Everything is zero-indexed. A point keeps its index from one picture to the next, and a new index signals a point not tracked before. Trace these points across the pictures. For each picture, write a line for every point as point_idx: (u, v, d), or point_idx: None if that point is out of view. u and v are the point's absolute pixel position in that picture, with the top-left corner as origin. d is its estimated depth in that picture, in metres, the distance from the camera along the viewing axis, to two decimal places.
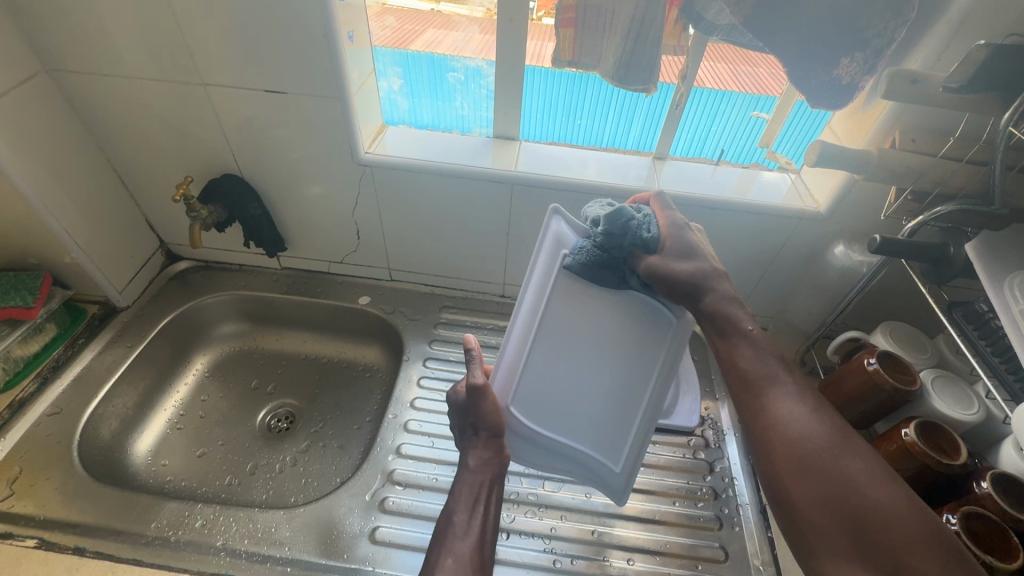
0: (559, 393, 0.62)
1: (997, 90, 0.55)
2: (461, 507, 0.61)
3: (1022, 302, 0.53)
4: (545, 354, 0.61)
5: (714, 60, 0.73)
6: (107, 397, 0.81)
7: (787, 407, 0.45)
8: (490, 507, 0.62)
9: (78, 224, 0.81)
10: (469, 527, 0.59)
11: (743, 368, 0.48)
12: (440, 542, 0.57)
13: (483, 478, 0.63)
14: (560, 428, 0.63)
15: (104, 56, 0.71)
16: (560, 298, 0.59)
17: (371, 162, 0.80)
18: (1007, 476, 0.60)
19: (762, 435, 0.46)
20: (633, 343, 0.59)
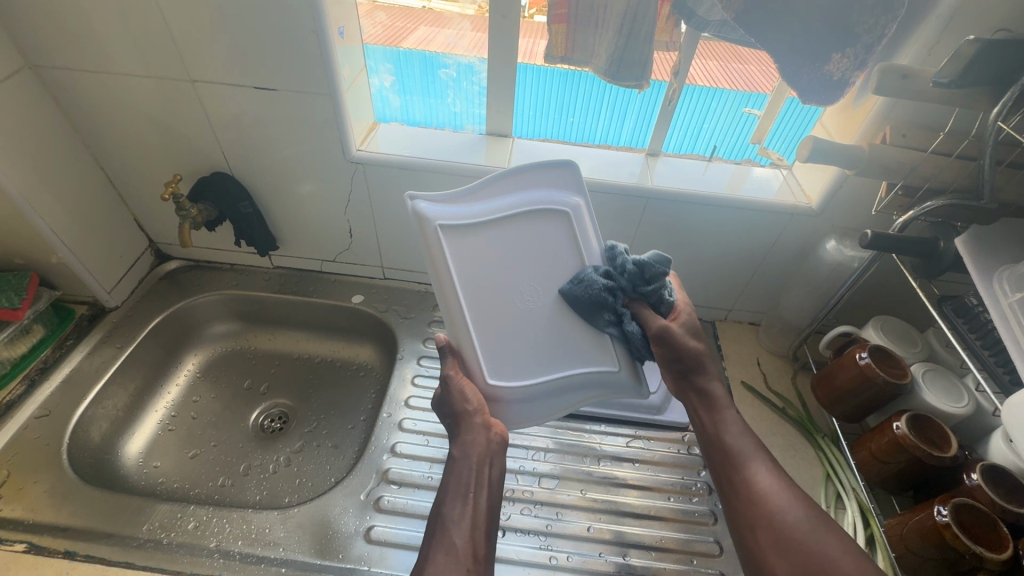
0: (528, 339, 0.63)
1: (986, 85, 0.55)
2: (454, 496, 0.58)
3: (1013, 294, 0.54)
4: (490, 319, 0.62)
5: (706, 57, 0.74)
6: (97, 399, 0.80)
7: (761, 477, 0.58)
8: (482, 491, 0.59)
9: (65, 223, 0.79)
10: (461, 512, 0.57)
11: (727, 444, 0.62)
12: (433, 536, 0.55)
13: (469, 459, 0.59)
14: (544, 367, 0.63)
15: (90, 53, 0.70)
16: (473, 264, 0.63)
17: (363, 160, 0.80)
18: (997, 467, 0.60)
19: (742, 503, 0.58)
20: (552, 254, 0.65)
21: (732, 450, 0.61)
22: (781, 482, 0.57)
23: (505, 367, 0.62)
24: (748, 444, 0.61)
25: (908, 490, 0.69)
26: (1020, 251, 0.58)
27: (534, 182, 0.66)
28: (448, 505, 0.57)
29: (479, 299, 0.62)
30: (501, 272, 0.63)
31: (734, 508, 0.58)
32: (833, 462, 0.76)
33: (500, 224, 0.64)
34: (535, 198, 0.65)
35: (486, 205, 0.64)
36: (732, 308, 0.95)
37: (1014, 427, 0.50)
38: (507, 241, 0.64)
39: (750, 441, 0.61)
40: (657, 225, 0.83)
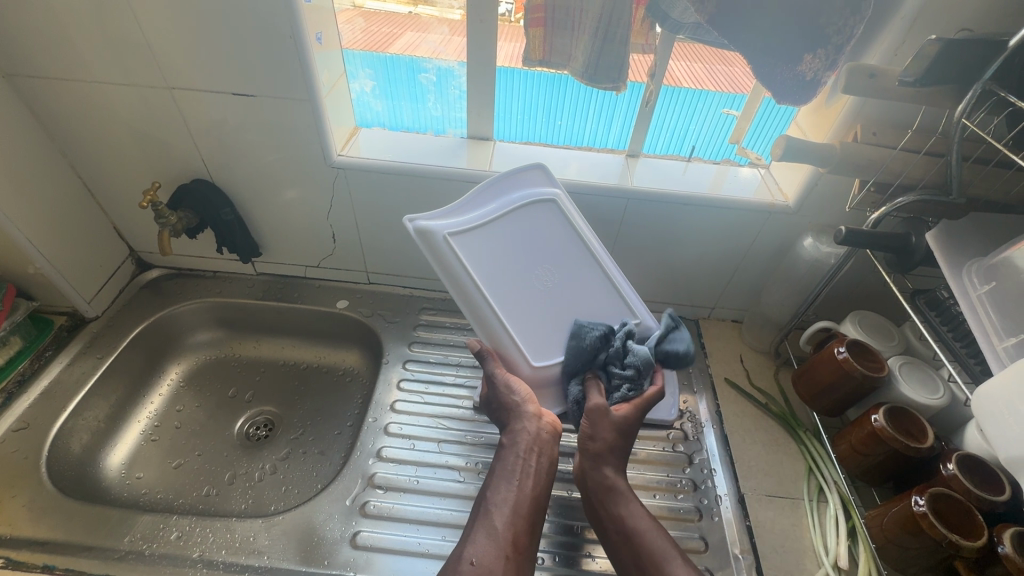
0: (556, 320, 0.66)
1: (951, 83, 0.57)
2: (500, 481, 0.62)
3: (980, 287, 0.55)
4: (516, 312, 0.64)
5: (689, 60, 0.75)
6: (77, 411, 0.79)
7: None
8: (529, 478, 0.62)
9: (42, 233, 0.78)
10: (506, 497, 0.60)
11: (642, 540, 0.60)
12: (477, 518, 0.59)
13: (518, 445, 0.63)
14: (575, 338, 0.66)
15: (65, 60, 0.70)
16: (490, 261, 0.64)
17: (344, 165, 0.80)
18: (972, 457, 0.62)
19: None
20: (551, 234, 0.69)
21: (647, 548, 0.60)
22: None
23: (542, 350, 0.64)
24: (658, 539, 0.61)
25: (888, 482, 0.70)
26: (988, 244, 0.59)
27: (511, 188, 0.69)
28: (493, 490, 0.61)
29: (503, 295, 0.64)
30: (516, 262, 0.66)
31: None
32: (816, 456, 0.77)
33: (505, 220, 0.67)
34: (526, 194, 0.69)
35: (484, 209, 0.66)
36: (715, 306, 0.96)
37: (985, 417, 0.51)
38: (513, 235, 0.67)
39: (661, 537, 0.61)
40: (638, 226, 0.84)
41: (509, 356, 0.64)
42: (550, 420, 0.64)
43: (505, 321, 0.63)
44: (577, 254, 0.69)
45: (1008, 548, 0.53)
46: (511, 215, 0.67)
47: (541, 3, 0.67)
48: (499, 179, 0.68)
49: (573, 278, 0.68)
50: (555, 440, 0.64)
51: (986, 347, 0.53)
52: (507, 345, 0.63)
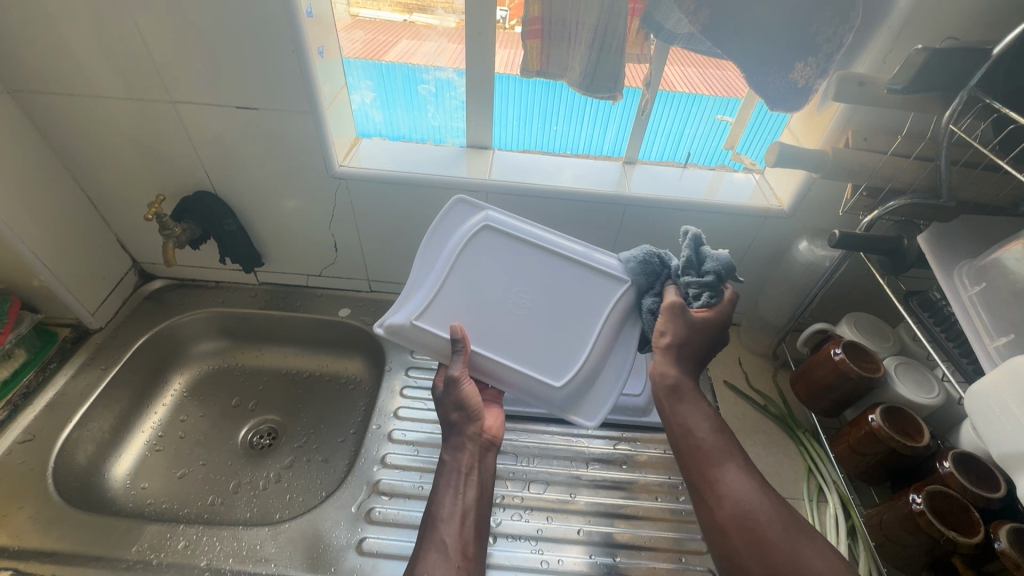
0: (548, 334, 0.65)
1: (938, 90, 0.58)
2: (445, 495, 0.62)
3: (971, 288, 0.57)
4: (506, 346, 0.64)
5: (679, 65, 0.76)
6: (81, 422, 0.80)
7: (733, 480, 0.59)
8: (473, 490, 0.63)
9: (47, 246, 0.79)
10: (452, 511, 0.60)
11: (699, 440, 0.62)
12: (425, 535, 0.59)
13: (460, 461, 0.64)
14: (577, 338, 0.65)
15: (71, 76, 0.71)
16: (459, 305, 0.65)
17: (346, 175, 0.81)
18: (967, 454, 0.63)
19: (711, 500, 0.58)
20: (515, 255, 0.68)
21: (706, 447, 0.61)
22: (753, 482, 0.58)
23: (544, 370, 0.63)
24: (719, 441, 0.62)
25: (886, 481, 0.71)
26: (978, 245, 0.61)
27: (462, 217, 0.70)
28: (439, 504, 0.61)
29: (488, 343, 0.64)
30: (489, 296, 0.65)
31: (706, 504, 0.59)
32: (815, 457, 0.78)
33: (458, 261, 0.66)
34: (468, 223, 0.69)
35: (433, 272, 0.67)
36: None
37: (977, 415, 0.52)
38: (476, 269, 0.66)
39: (722, 439, 0.62)
40: (636, 231, 0.85)
41: (528, 387, 0.63)
42: (496, 428, 0.69)
43: (492, 360, 0.63)
44: (546, 264, 0.68)
45: (1004, 544, 0.53)
46: (471, 246, 0.67)
47: (538, 15, 0.68)
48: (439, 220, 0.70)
49: (546, 289, 0.66)
50: (494, 451, 0.68)
51: (979, 347, 0.54)
52: (519, 378, 0.63)
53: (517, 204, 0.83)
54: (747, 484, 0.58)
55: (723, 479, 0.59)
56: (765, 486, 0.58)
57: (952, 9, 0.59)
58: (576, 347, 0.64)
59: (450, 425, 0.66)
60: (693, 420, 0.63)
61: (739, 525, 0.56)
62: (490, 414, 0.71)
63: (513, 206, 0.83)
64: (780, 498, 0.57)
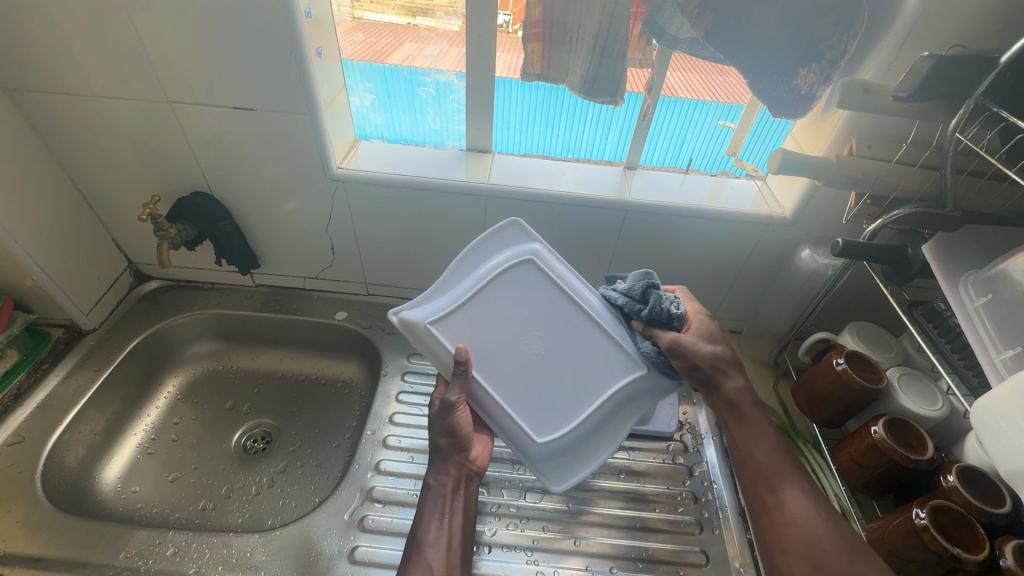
0: (553, 389, 0.63)
1: (944, 98, 0.57)
2: (429, 519, 0.61)
3: (978, 299, 0.55)
4: (507, 390, 0.63)
5: (682, 70, 0.76)
6: (72, 424, 0.79)
7: (798, 503, 0.53)
8: (457, 517, 0.62)
9: (40, 246, 0.78)
10: (438, 536, 0.59)
11: (757, 458, 0.57)
12: (409, 560, 0.57)
13: (446, 486, 0.63)
14: (574, 410, 0.63)
15: (66, 74, 0.70)
16: (476, 332, 0.63)
17: (343, 177, 0.80)
18: (971, 468, 0.62)
19: (770, 523, 0.54)
20: (549, 297, 0.65)
21: (765, 468, 0.56)
22: (814, 509, 0.53)
23: (531, 428, 0.62)
24: (779, 464, 0.56)
25: (888, 493, 0.69)
26: (983, 256, 0.60)
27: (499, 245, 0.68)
28: (423, 528, 0.60)
29: (492, 379, 0.63)
30: (508, 336, 0.63)
31: (763, 529, 0.54)
32: (815, 468, 0.76)
33: (489, 289, 0.64)
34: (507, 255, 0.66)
35: (460, 291, 0.65)
36: (714, 316, 0.97)
37: (983, 430, 0.51)
38: (501, 301, 0.64)
39: (783, 459, 0.56)
40: (637, 238, 0.84)
41: (511, 435, 0.63)
42: (483, 458, 0.68)
43: (489, 396, 0.62)
44: (575, 314, 0.65)
45: (1010, 561, 0.53)
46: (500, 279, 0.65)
47: (539, 19, 0.67)
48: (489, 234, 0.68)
49: (566, 340, 0.64)
50: (477, 480, 0.67)
51: (984, 360, 0.53)
52: (506, 426, 0.63)
53: (516, 209, 0.82)
54: (811, 507, 0.53)
55: (787, 503, 0.54)
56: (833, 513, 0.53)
57: (958, 16, 0.58)
58: (572, 416, 0.63)
59: (437, 450, 0.64)
60: (753, 445, 0.58)
61: (799, 551, 0.51)
62: (478, 443, 0.69)
63: (512, 210, 0.82)
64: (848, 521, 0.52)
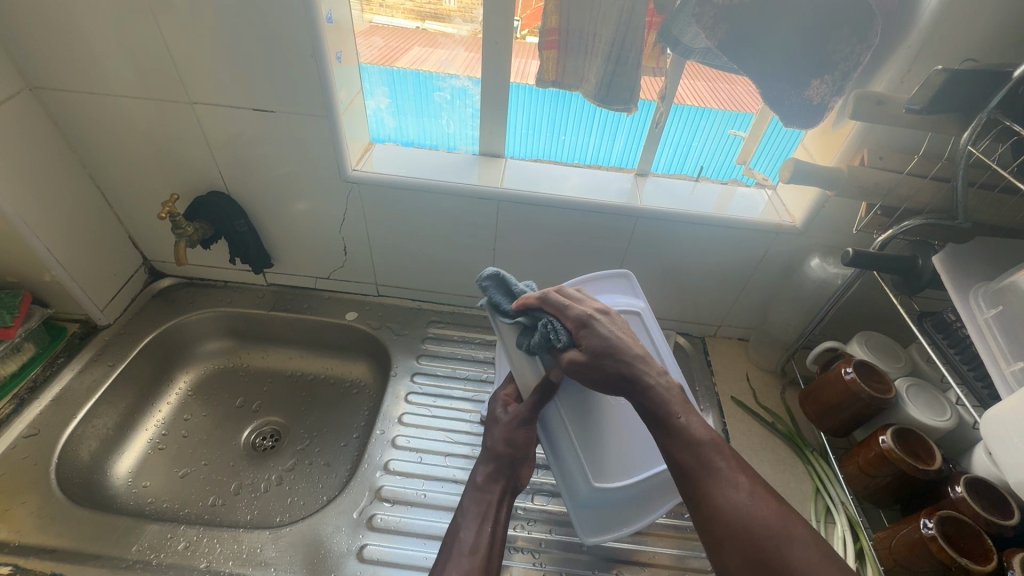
0: (621, 436, 0.65)
1: (956, 111, 0.58)
2: (469, 523, 0.64)
3: (988, 310, 0.56)
4: (578, 420, 0.65)
5: (693, 78, 0.76)
6: (86, 418, 0.80)
7: (728, 495, 0.50)
8: (499, 527, 0.65)
9: (60, 241, 0.80)
10: (475, 541, 0.62)
11: (680, 449, 0.54)
12: (448, 559, 0.60)
13: (494, 494, 0.67)
14: (633, 468, 0.64)
15: (91, 74, 0.72)
16: None
17: (358, 179, 0.81)
18: (979, 480, 0.62)
19: (703, 522, 0.51)
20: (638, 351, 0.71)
21: (687, 464, 0.53)
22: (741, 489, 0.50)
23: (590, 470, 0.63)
24: (695, 457, 0.53)
25: (896, 503, 0.69)
26: (994, 268, 0.60)
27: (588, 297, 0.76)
28: (465, 530, 0.63)
29: (569, 405, 0.66)
30: None
31: (700, 524, 0.51)
32: (823, 476, 0.77)
33: None
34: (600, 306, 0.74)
35: None
36: (721, 324, 0.97)
37: (992, 440, 0.51)
38: None
39: (703, 442, 0.54)
40: (646, 244, 0.85)
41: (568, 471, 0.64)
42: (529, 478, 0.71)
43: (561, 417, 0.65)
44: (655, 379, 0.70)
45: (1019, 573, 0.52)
46: None
47: (556, 26, 0.68)
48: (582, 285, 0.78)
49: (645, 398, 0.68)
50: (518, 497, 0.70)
51: (995, 371, 0.53)
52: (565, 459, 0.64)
53: (528, 213, 0.83)
54: (740, 495, 0.50)
55: (716, 497, 0.50)
56: (759, 494, 0.50)
57: (971, 30, 0.59)
58: (629, 472, 0.64)
59: (495, 456, 0.69)
60: (671, 442, 0.54)
61: (735, 546, 0.48)
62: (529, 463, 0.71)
63: (524, 215, 0.83)
64: (775, 499, 0.50)
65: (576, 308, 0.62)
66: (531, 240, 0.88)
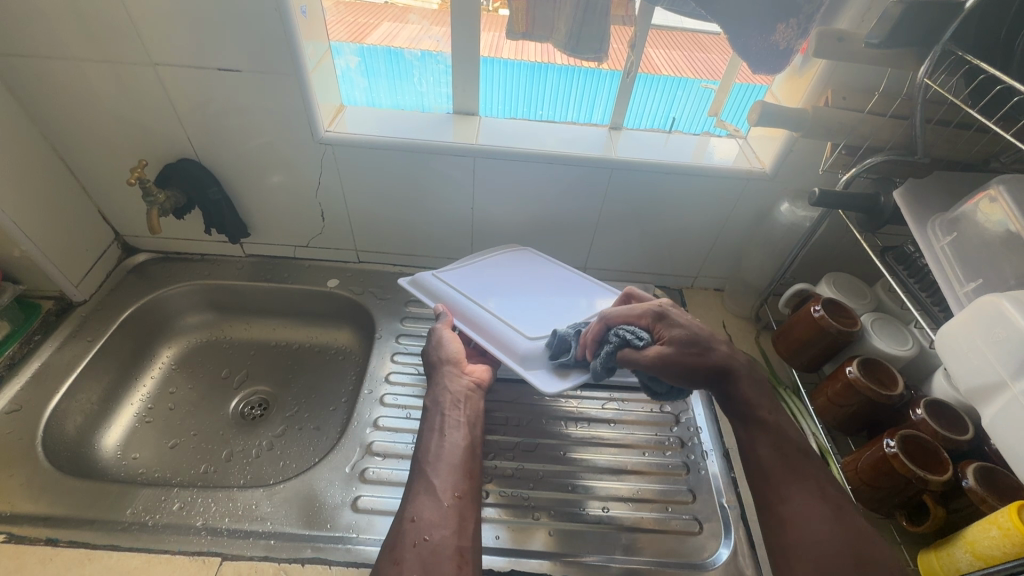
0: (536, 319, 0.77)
1: (913, 46, 0.60)
2: (432, 437, 0.65)
3: (944, 239, 0.59)
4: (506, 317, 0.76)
5: (665, 46, 0.79)
6: (69, 393, 0.79)
7: (802, 503, 0.55)
8: (459, 431, 0.66)
9: (27, 215, 0.78)
10: (439, 452, 0.63)
11: (762, 460, 0.60)
12: (416, 475, 0.62)
13: (442, 402, 0.69)
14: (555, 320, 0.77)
15: (45, 37, 0.69)
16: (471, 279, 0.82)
17: (332, 140, 0.80)
18: (938, 402, 0.66)
19: (776, 521, 0.55)
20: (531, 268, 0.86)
21: (770, 467, 0.59)
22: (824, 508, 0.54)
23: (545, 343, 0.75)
24: (785, 463, 0.58)
25: (862, 431, 0.74)
26: (951, 199, 0.63)
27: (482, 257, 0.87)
28: (425, 445, 0.64)
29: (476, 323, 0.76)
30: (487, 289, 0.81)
31: (766, 524, 0.56)
32: (795, 411, 0.81)
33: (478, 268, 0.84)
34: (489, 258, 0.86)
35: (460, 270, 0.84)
36: (697, 275, 1.00)
37: (948, 357, 0.53)
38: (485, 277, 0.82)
39: (785, 459, 0.59)
40: (622, 197, 0.86)
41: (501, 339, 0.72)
42: (480, 373, 0.75)
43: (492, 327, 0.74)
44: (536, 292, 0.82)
45: (972, 481, 0.57)
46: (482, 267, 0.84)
47: None
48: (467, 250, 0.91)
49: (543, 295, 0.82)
50: (478, 394, 0.73)
51: (948, 292, 0.56)
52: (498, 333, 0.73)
53: (504, 168, 0.83)
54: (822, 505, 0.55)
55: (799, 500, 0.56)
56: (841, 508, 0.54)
57: None
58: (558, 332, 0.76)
59: (433, 366, 0.74)
60: (759, 446, 0.61)
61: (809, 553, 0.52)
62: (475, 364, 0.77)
63: (500, 172, 0.84)
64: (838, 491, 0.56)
65: (646, 308, 0.68)
66: (508, 198, 0.88)
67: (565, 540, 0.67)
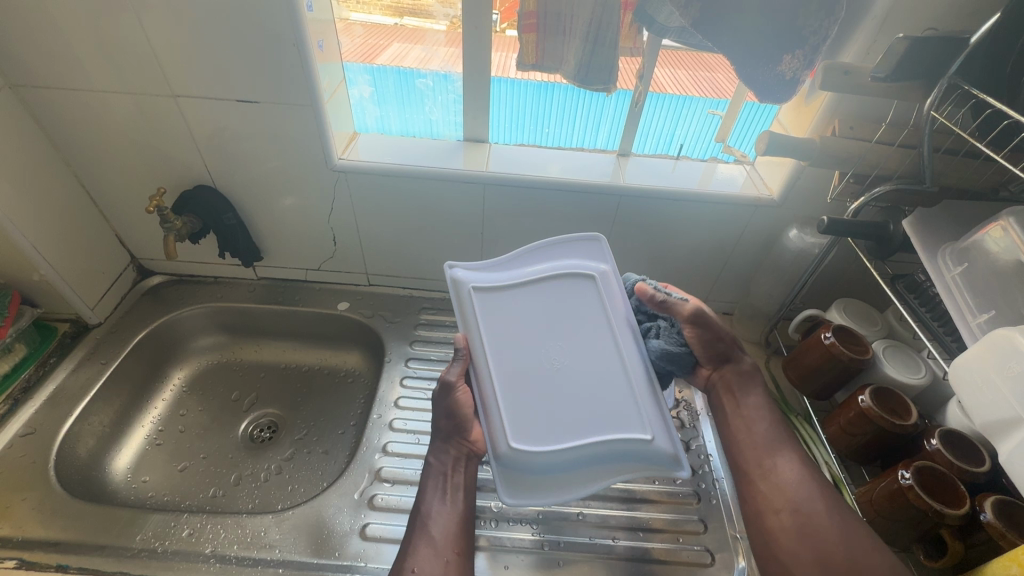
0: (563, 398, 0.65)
1: (918, 78, 0.61)
2: (433, 495, 0.63)
3: (954, 268, 0.58)
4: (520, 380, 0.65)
5: (665, 66, 0.81)
6: (82, 416, 0.80)
7: (783, 473, 0.65)
8: (460, 493, 0.64)
9: (47, 241, 0.80)
10: (441, 511, 0.62)
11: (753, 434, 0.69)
12: (414, 530, 0.60)
13: (447, 464, 0.66)
14: (567, 435, 0.63)
15: (72, 71, 0.72)
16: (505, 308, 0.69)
17: (345, 168, 0.82)
18: (952, 432, 0.65)
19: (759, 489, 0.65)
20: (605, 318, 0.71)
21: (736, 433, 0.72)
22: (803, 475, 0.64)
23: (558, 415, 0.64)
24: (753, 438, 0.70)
25: (877, 460, 0.73)
26: (959, 228, 0.63)
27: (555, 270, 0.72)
28: (428, 503, 0.63)
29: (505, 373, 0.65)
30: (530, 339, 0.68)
31: (750, 493, 0.66)
32: (807, 438, 0.79)
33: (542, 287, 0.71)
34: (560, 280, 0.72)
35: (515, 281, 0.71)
36: (706, 299, 1.00)
37: (962, 391, 0.53)
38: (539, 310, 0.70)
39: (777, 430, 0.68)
40: (631, 221, 0.87)
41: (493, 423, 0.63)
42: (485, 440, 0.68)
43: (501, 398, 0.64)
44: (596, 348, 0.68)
45: (990, 515, 0.56)
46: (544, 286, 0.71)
47: (534, 10, 0.71)
48: (552, 243, 0.74)
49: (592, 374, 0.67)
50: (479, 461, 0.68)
51: (962, 325, 0.56)
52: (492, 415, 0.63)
53: (513, 195, 0.84)
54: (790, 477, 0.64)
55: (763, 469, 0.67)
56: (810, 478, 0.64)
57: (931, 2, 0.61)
58: (580, 433, 0.63)
59: (438, 431, 0.67)
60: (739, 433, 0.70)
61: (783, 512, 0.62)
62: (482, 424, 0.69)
63: (509, 198, 0.85)
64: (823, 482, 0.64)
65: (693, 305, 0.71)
66: (516, 222, 0.89)
67: (574, 571, 0.66)
